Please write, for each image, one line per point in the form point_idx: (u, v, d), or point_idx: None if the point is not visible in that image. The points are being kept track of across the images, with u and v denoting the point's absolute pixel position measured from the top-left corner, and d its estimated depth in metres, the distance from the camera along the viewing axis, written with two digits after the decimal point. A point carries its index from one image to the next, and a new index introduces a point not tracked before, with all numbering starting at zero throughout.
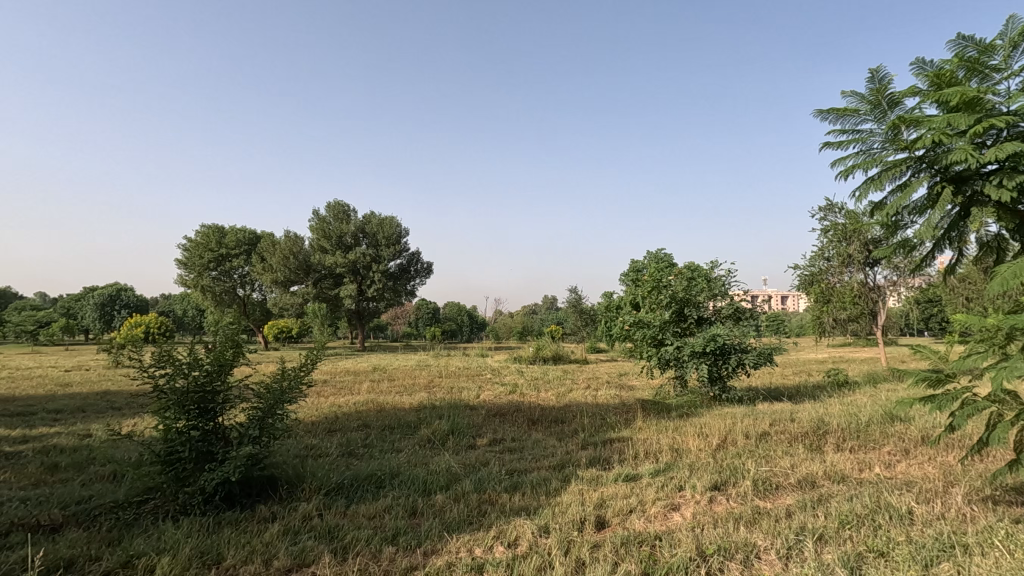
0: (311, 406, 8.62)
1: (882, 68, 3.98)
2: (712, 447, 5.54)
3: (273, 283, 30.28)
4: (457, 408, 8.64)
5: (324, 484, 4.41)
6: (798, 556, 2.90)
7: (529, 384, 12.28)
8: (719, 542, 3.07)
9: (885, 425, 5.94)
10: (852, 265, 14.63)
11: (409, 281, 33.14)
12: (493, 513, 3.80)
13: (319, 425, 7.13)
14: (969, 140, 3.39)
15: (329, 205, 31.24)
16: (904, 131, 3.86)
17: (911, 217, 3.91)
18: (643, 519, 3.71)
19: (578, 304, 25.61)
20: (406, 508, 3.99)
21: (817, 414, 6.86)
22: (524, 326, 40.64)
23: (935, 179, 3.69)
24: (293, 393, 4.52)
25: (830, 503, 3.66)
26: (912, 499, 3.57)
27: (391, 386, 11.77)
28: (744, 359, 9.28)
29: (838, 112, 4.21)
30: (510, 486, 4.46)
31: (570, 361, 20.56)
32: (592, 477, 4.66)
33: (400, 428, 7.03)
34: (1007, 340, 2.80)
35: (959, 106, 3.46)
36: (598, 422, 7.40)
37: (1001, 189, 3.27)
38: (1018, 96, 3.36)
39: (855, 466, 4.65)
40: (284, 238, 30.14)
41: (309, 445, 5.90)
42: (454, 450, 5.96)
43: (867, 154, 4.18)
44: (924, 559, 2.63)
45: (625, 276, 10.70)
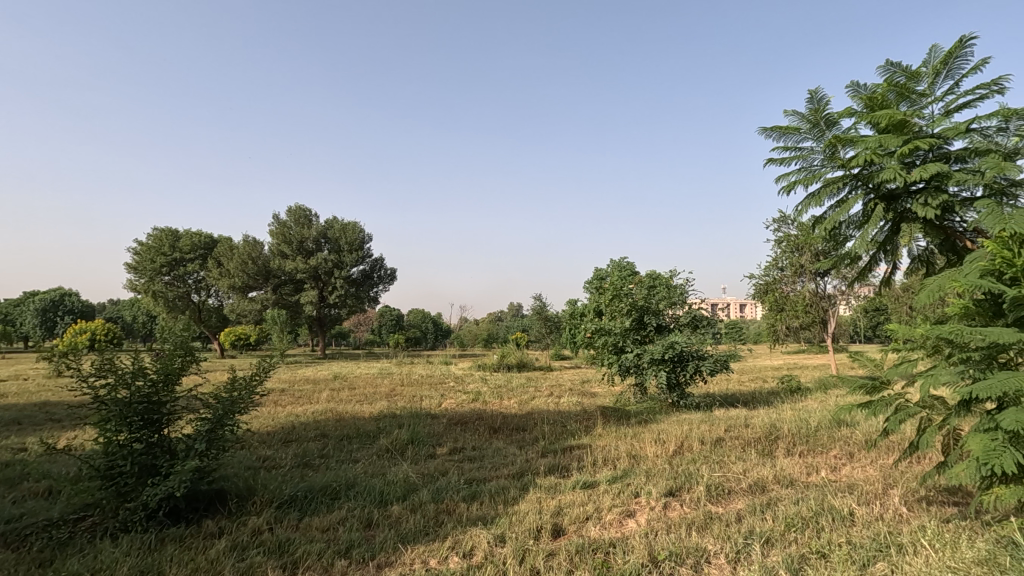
0: (266, 416, 8.39)
1: (820, 89, 4.23)
2: (669, 453, 5.65)
3: (230, 289, 29.38)
4: (418, 417, 8.54)
5: (275, 496, 4.30)
6: (746, 560, 2.98)
7: (492, 392, 12.25)
8: (671, 548, 3.13)
9: (833, 430, 6.18)
10: (804, 275, 15.20)
11: (372, 288, 32.71)
12: (449, 523, 3.77)
13: (275, 435, 6.94)
14: (898, 160, 3.60)
15: (290, 209, 30.60)
16: (841, 150, 4.06)
17: (849, 231, 4.12)
18: (599, 526, 3.74)
19: (543, 311, 25.73)
20: (361, 520, 3.91)
21: (770, 419, 7.07)
22: (489, 334, 40.53)
23: (869, 197, 3.89)
24: (244, 402, 4.37)
25: (777, 506, 3.78)
26: (854, 501, 3.72)
27: (351, 394, 11.55)
28: (701, 366, 9.50)
29: (781, 130, 4.41)
30: (468, 496, 4.44)
31: (534, 368, 20.70)
32: (550, 485, 4.67)
33: (358, 438, 6.90)
34: (936, 349, 2.97)
35: (890, 128, 3.67)
36: (558, 430, 7.43)
37: (926, 207, 3.46)
38: (941, 120, 3.58)
39: (802, 471, 4.83)
40: (242, 243, 29.34)
41: (262, 457, 5.73)
42: (413, 459, 5.88)
43: (808, 170, 4.37)
44: (861, 560, 2.74)
45: (589, 284, 10.88)
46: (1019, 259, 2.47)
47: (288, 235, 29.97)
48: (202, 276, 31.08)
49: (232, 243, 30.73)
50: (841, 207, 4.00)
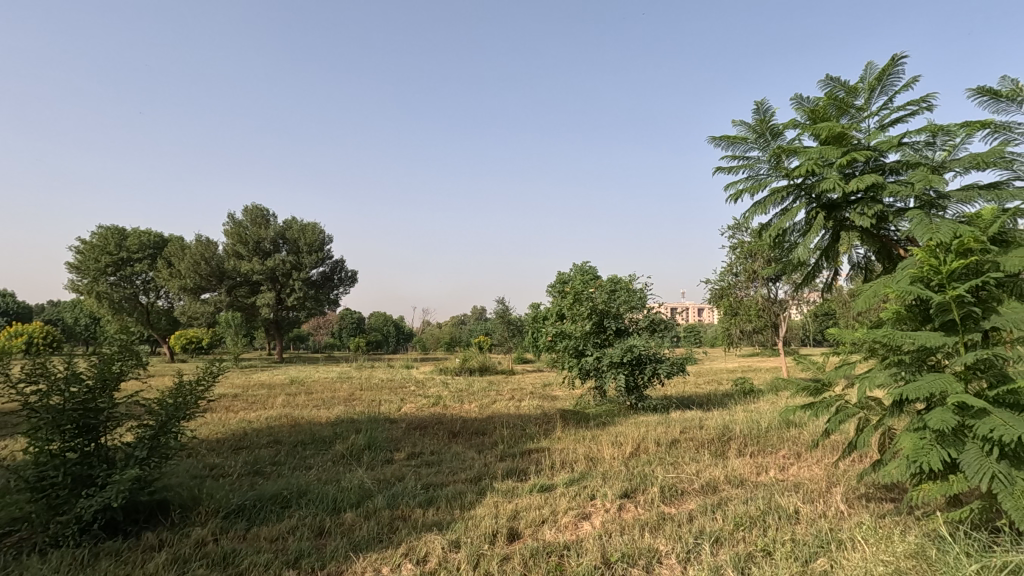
0: (216, 422, 8.08)
1: (765, 101, 4.39)
2: (625, 455, 5.73)
3: (180, 290, 28.28)
4: (376, 422, 8.40)
5: (222, 506, 4.14)
6: (696, 559, 3.04)
7: (453, 396, 12.17)
8: (623, 549, 3.16)
9: (781, 430, 6.40)
10: (757, 281, 15.74)
11: (332, 290, 32.10)
12: (404, 529, 3.71)
13: (225, 442, 6.69)
14: (838, 171, 3.76)
15: (247, 208, 29.71)
16: (786, 159, 4.22)
17: (794, 238, 4.29)
18: (554, 529, 3.76)
19: (506, 314, 25.85)
20: (312, 528, 3.80)
21: (723, 421, 7.26)
22: (452, 337, 40.36)
23: (811, 205, 4.05)
24: (189, 409, 4.20)
25: (727, 506, 3.88)
26: (799, 499, 3.85)
27: (308, 399, 11.27)
28: (658, 369, 9.69)
29: (730, 139, 4.55)
30: (425, 501, 4.38)
31: (496, 371, 20.73)
32: (507, 488, 4.66)
33: (313, 444, 6.72)
34: (872, 352, 3.12)
35: (829, 140, 3.84)
36: (518, 433, 7.43)
37: (863, 217, 3.63)
38: (877, 133, 3.76)
39: (752, 470, 4.98)
40: (194, 243, 28.28)
41: (210, 465, 5.51)
42: (369, 465, 5.76)
43: (755, 178, 4.53)
44: (803, 557, 2.84)
45: (551, 287, 10.97)
46: (946, 266, 2.62)
47: (244, 234, 29.06)
48: (151, 277, 29.81)
49: (184, 242, 29.59)
50: (785, 215, 4.15)
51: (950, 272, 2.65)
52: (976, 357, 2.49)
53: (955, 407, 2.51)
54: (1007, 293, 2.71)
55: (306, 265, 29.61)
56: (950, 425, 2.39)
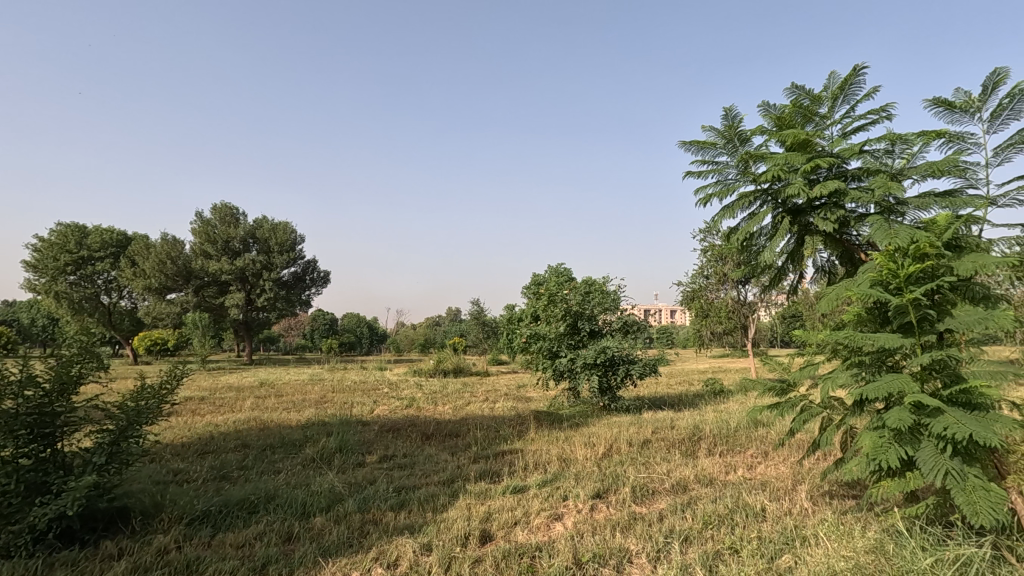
0: (181, 426, 7.86)
1: (734, 107, 4.49)
2: (598, 455, 5.77)
3: (145, 290, 27.46)
4: (348, 424, 8.28)
5: (185, 512, 4.03)
6: (665, 558, 3.07)
7: (427, 397, 12.09)
8: (595, 550, 3.19)
9: (750, 430, 6.54)
10: (727, 283, 16.06)
11: (304, 290, 31.58)
12: (375, 533, 3.67)
13: (190, 447, 6.50)
14: (803, 177, 3.86)
15: (215, 207, 29.02)
16: (753, 165, 4.31)
17: (761, 242, 4.39)
18: (527, 530, 3.77)
19: (481, 315, 25.84)
20: (280, 534, 3.73)
21: (694, 421, 7.38)
22: (426, 339, 40.13)
23: (777, 210, 4.15)
24: (152, 412, 4.08)
25: (697, 505, 3.94)
26: (766, 497, 3.94)
27: (278, 401, 11.05)
28: (631, 370, 9.79)
29: (699, 144, 4.63)
30: (396, 504, 4.33)
31: (471, 372, 20.67)
32: (480, 490, 4.64)
33: (282, 447, 6.59)
34: (834, 353, 3.20)
35: (795, 147, 3.94)
36: (491, 435, 7.42)
37: (826, 222, 3.74)
38: (840, 141, 3.88)
39: (721, 469, 5.07)
40: (160, 241, 27.49)
41: (174, 471, 5.36)
42: (340, 469, 5.68)
43: (723, 183, 4.61)
44: (769, 554, 2.90)
45: (526, 289, 10.99)
46: (903, 270, 2.71)
47: (212, 233, 28.36)
48: (113, 276, 28.86)
49: (149, 241, 28.73)
50: (752, 219, 4.24)
51: (906, 276, 2.75)
52: (932, 358, 2.58)
53: (911, 406, 2.60)
54: (960, 296, 2.82)
55: (277, 265, 29.06)
56: (907, 424, 2.47)
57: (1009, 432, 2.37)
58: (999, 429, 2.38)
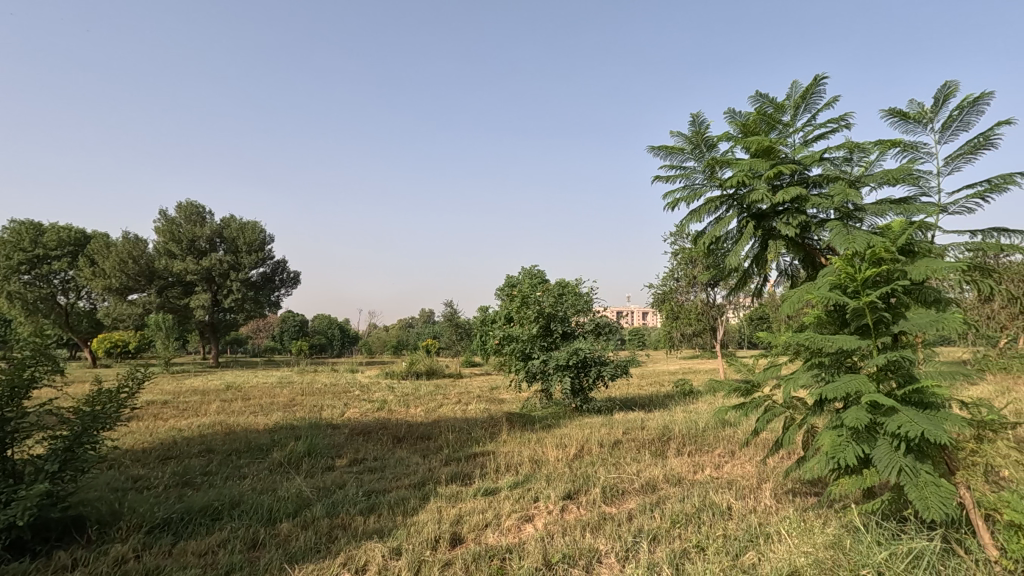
0: (142, 431, 7.60)
1: (701, 114, 4.59)
2: (569, 456, 5.81)
3: (104, 290, 26.54)
4: (317, 428, 8.14)
5: (145, 520, 3.90)
6: (634, 557, 3.11)
7: (398, 400, 11.97)
8: (565, 550, 3.20)
9: (717, 430, 6.66)
10: (696, 285, 16.35)
11: (272, 291, 30.96)
12: (343, 538, 3.61)
13: (151, 452, 6.30)
14: (767, 182, 3.96)
15: (180, 205, 28.24)
16: (720, 170, 4.41)
17: (727, 246, 4.49)
18: (497, 532, 3.76)
19: (454, 317, 25.75)
20: (245, 541, 3.64)
21: (664, 422, 7.49)
22: (399, 340, 39.77)
23: (742, 215, 4.25)
24: (110, 417, 3.94)
25: (665, 504, 3.99)
26: (732, 496, 4.02)
27: (245, 405, 10.79)
28: (603, 371, 9.88)
29: (668, 149, 4.71)
30: (366, 508, 4.28)
31: (444, 374, 20.55)
32: (451, 493, 4.62)
33: (249, 452, 6.45)
34: (796, 355, 3.29)
35: (759, 153, 4.04)
36: (463, 437, 7.39)
37: (788, 227, 3.85)
38: (802, 148, 4.00)
39: (689, 469, 5.15)
40: (121, 240, 26.60)
41: (133, 477, 5.18)
42: (308, 473, 5.57)
43: (691, 188, 4.70)
44: (733, 551, 2.96)
45: (499, 291, 10.99)
46: (860, 274, 2.82)
47: (177, 232, 27.57)
48: (71, 276, 27.80)
49: (109, 240, 27.77)
50: (719, 224, 4.34)
51: (863, 280, 2.84)
52: (886, 359, 2.68)
53: (868, 406, 2.69)
54: (913, 299, 2.94)
55: (245, 265, 28.40)
56: (864, 422, 2.56)
57: (958, 429, 2.48)
58: (949, 427, 2.48)
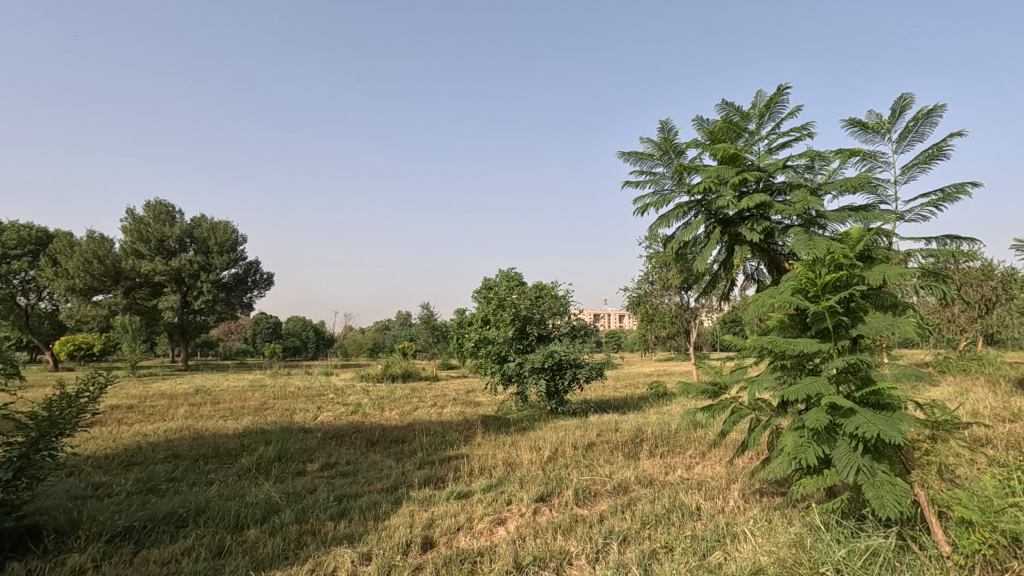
0: (105, 437, 7.37)
1: (669, 121, 4.67)
2: (543, 459, 5.82)
3: (68, 291, 25.72)
4: (288, 432, 8.00)
5: (106, 528, 3.79)
6: (604, 558, 3.13)
7: (373, 403, 11.85)
8: (536, 553, 3.21)
9: (689, 432, 6.76)
10: (670, 289, 16.57)
11: (244, 293, 30.38)
12: (312, 544, 3.56)
13: (114, 458, 6.11)
14: (732, 189, 4.04)
15: (148, 204, 27.52)
16: (688, 177, 4.48)
17: (695, 250, 4.57)
18: (469, 536, 3.75)
19: (430, 319, 25.63)
20: (210, 548, 3.56)
21: (637, 424, 7.56)
22: (375, 343, 39.37)
23: (709, 220, 4.33)
24: (69, 423, 3.80)
25: (636, 506, 4.03)
26: (701, 496, 4.08)
27: (214, 409, 10.55)
28: (578, 374, 9.94)
29: (637, 155, 4.78)
30: (336, 514, 4.22)
31: (420, 377, 20.42)
32: (424, 497, 4.59)
33: (217, 457, 6.30)
34: (761, 358, 3.36)
35: (725, 160, 4.12)
36: (437, 440, 7.34)
37: (752, 233, 3.94)
38: (766, 156, 4.09)
39: (661, 470, 5.22)
40: (86, 239, 25.80)
41: (94, 484, 5.02)
42: (278, 478, 5.48)
43: (660, 193, 4.77)
44: (701, 551, 3.01)
45: (476, 293, 10.97)
46: (820, 279, 2.89)
47: (144, 231, 26.85)
48: (32, 276, 26.88)
49: (73, 239, 26.92)
50: (686, 229, 4.42)
51: (823, 285, 2.92)
52: (844, 362, 2.76)
53: (828, 407, 2.76)
54: (871, 303, 3.03)
55: (216, 266, 27.78)
56: (823, 423, 2.64)
57: (912, 429, 2.57)
58: (904, 427, 2.57)
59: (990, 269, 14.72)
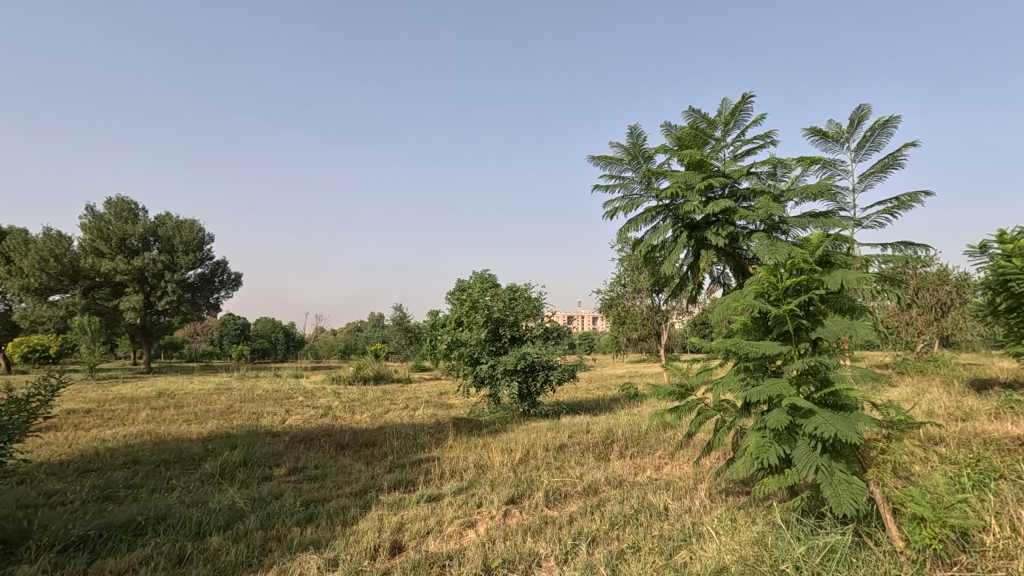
0: (60, 442, 7.09)
1: (637, 126, 4.73)
2: (514, 461, 5.82)
3: (22, 291, 24.68)
4: (255, 436, 7.82)
5: (58, 538, 3.63)
6: (573, 560, 3.15)
7: (343, 406, 11.68)
8: (505, 555, 3.21)
9: (659, 433, 6.85)
10: (642, 291, 16.79)
11: (211, 293, 29.64)
12: (277, 550, 3.48)
13: (70, 465, 5.88)
14: (699, 194, 4.12)
15: (109, 201, 26.64)
16: (656, 181, 4.55)
17: (663, 254, 4.66)
18: (438, 539, 3.73)
19: (403, 321, 25.41)
20: (170, 557, 3.46)
21: (608, 425, 7.63)
22: (346, 345, 38.85)
23: (677, 224, 4.41)
24: (19, 428, 3.64)
25: (605, 506, 4.07)
26: (669, 496, 4.14)
27: (177, 413, 10.25)
28: (550, 376, 9.98)
29: (607, 160, 4.84)
30: (303, 519, 4.14)
31: (392, 379, 20.22)
32: (393, 501, 4.54)
33: (179, 463, 6.12)
34: (726, 360, 3.43)
35: (692, 166, 4.21)
36: (409, 443, 7.28)
37: (718, 238, 4.03)
38: (730, 163, 4.19)
39: (630, 471, 5.28)
40: (42, 237, 24.82)
41: (47, 492, 4.82)
42: (243, 484, 5.34)
43: (629, 197, 4.84)
44: (667, 551, 3.05)
45: (450, 295, 10.93)
46: (781, 283, 2.97)
47: (105, 229, 25.97)
48: None
49: (28, 236, 25.85)
50: (655, 233, 4.48)
51: (785, 289, 3.00)
52: (804, 364, 2.84)
53: (790, 408, 2.83)
54: (830, 307, 3.12)
55: (181, 265, 27.02)
56: (784, 424, 2.71)
57: (867, 429, 2.66)
58: (860, 427, 2.66)
59: (945, 274, 15.33)
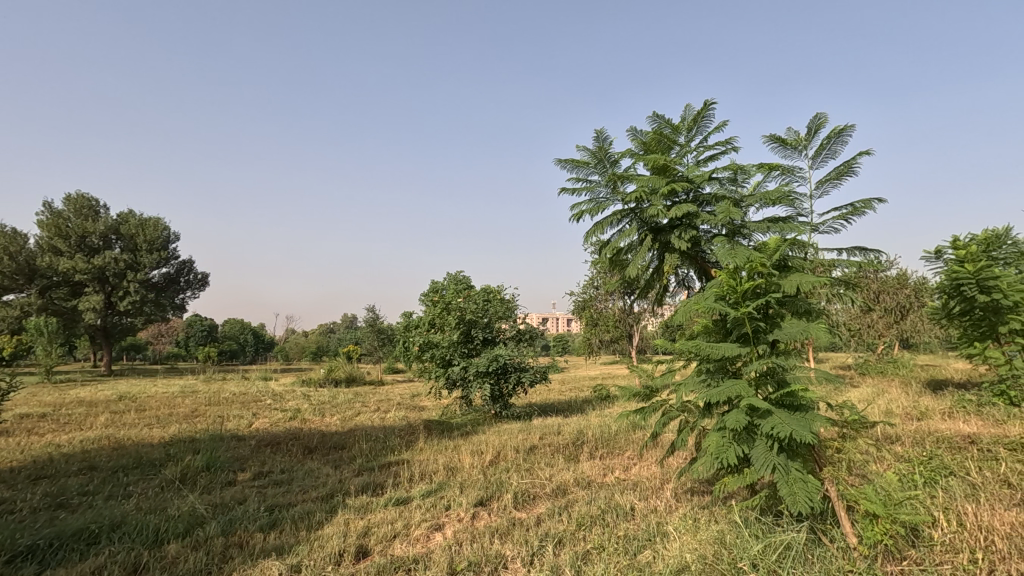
0: (11, 448, 6.80)
1: (603, 131, 4.79)
2: (484, 463, 5.80)
3: None
4: (219, 440, 7.63)
5: (4, 549, 3.47)
6: (538, 561, 3.15)
7: (312, 409, 11.49)
8: (471, 558, 3.20)
9: (628, 434, 6.92)
10: (614, 294, 16.97)
11: (176, 294, 28.87)
12: (238, 557, 3.41)
13: (21, 471, 5.64)
14: (662, 198, 4.20)
15: (69, 197, 25.72)
16: (621, 185, 4.62)
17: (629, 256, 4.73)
18: (405, 543, 3.70)
19: (376, 322, 25.13)
20: (124, 566, 3.34)
21: (578, 427, 7.68)
22: (318, 346, 38.23)
23: (641, 228, 4.48)
24: None
25: (573, 507, 4.09)
26: (636, 497, 4.18)
27: (139, 417, 9.93)
28: (522, 377, 9.99)
29: (574, 163, 4.89)
30: (267, 524, 4.06)
31: (363, 381, 19.99)
32: (360, 504, 4.48)
33: (139, 468, 5.93)
34: (689, 362, 3.48)
35: (655, 171, 4.28)
36: (379, 446, 7.20)
37: (680, 241, 4.11)
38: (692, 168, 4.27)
39: (599, 472, 5.31)
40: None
41: None
42: (204, 489, 5.20)
43: (596, 201, 4.89)
44: (632, 551, 3.08)
45: (423, 296, 10.86)
46: (740, 287, 3.03)
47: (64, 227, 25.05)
48: None
49: None
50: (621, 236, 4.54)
51: (743, 292, 3.06)
52: (762, 366, 2.91)
53: (748, 409, 2.90)
54: (787, 310, 3.20)
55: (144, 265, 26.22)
56: (743, 424, 2.76)
57: (821, 428, 2.73)
58: (815, 427, 2.73)
59: (904, 279, 15.88)
